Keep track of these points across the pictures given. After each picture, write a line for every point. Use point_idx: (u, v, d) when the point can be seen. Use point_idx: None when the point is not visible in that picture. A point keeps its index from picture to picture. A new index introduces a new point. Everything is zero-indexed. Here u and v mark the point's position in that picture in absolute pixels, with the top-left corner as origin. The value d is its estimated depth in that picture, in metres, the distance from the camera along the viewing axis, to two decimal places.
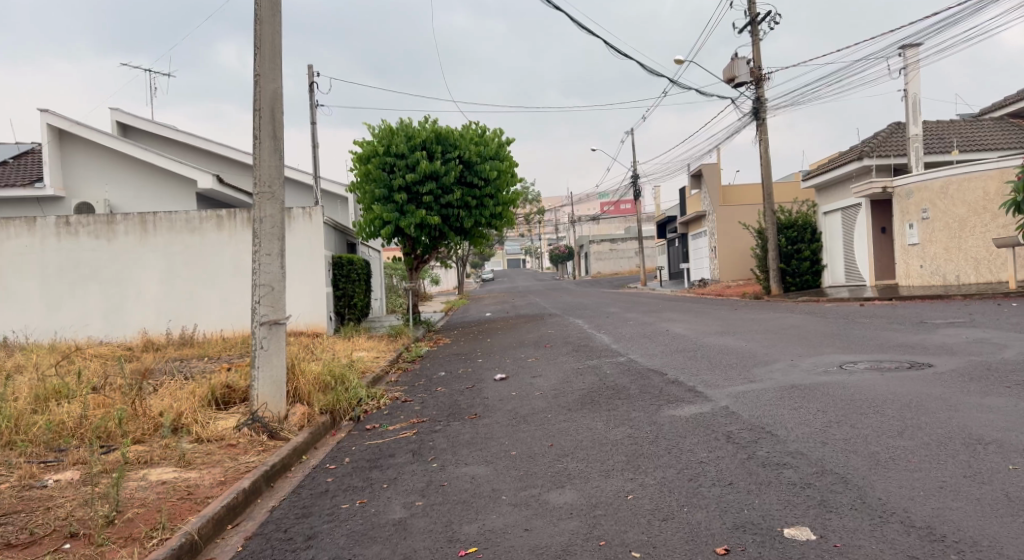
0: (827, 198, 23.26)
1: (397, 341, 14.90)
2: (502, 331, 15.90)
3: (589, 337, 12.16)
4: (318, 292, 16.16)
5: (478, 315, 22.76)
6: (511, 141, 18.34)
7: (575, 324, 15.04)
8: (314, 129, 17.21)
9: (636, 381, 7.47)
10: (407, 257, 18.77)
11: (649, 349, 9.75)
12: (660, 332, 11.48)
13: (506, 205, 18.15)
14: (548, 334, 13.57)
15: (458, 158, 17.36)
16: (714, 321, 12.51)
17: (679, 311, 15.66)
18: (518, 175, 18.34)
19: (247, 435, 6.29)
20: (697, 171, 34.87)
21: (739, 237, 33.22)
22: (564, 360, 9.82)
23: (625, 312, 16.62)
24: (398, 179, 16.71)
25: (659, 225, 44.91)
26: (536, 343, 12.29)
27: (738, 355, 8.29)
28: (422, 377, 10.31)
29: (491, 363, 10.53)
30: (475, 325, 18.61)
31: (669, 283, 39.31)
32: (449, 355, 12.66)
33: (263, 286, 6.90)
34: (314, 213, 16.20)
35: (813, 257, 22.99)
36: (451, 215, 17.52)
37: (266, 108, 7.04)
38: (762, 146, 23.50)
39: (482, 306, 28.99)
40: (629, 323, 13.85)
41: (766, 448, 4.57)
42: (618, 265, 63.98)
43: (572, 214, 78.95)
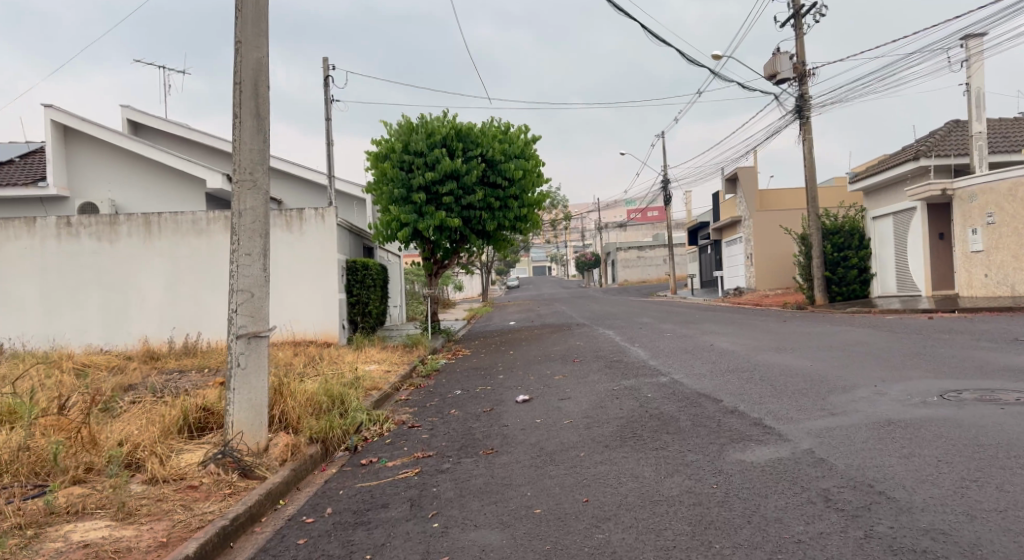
0: (877, 201, 21.73)
1: (414, 352, 13.78)
2: (528, 342, 14.75)
3: (624, 351, 10.95)
4: (330, 300, 15.13)
5: (503, 324, 21.60)
6: (537, 139, 17.19)
7: (607, 336, 13.82)
8: (328, 125, 16.20)
9: (686, 409, 6.25)
10: (426, 262, 17.67)
11: (695, 367, 8.53)
12: (704, 347, 10.23)
13: (531, 208, 16.97)
14: (578, 347, 12.38)
15: (480, 156, 16.25)
16: (764, 335, 11.22)
17: (720, 323, 14.36)
18: (544, 176, 17.16)
19: (213, 475, 5.15)
20: (731, 175, 33.46)
21: (776, 244, 31.71)
22: (598, 378, 8.63)
23: (661, 323, 15.38)
24: (416, 179, 15.64)
25: (691, 232, 43.46)
26: (564, 358, 11.10)
27: (805, 378, 7.04)
28: (437, 396, 9.18)
29: (515, 381, 9.37)
30: (499, 335, 17.46)
31: (701, 292, 37.83)
32: (468, 369, 11.52)
33: (242, 292, 5.79)
34: (327, 214, 15.17)
35: (860, 265, 21.55)
36: (473, 217, 16.39)
37: (248, 82, 5.94)
38: (805, 147, 22.10)
39: (507, 313, 27.90)
40: (666, 336, 12.62)
41: (887, 523, 3.31)
42: (646, 273, 62.51)
43: (600, 221, 77.65)
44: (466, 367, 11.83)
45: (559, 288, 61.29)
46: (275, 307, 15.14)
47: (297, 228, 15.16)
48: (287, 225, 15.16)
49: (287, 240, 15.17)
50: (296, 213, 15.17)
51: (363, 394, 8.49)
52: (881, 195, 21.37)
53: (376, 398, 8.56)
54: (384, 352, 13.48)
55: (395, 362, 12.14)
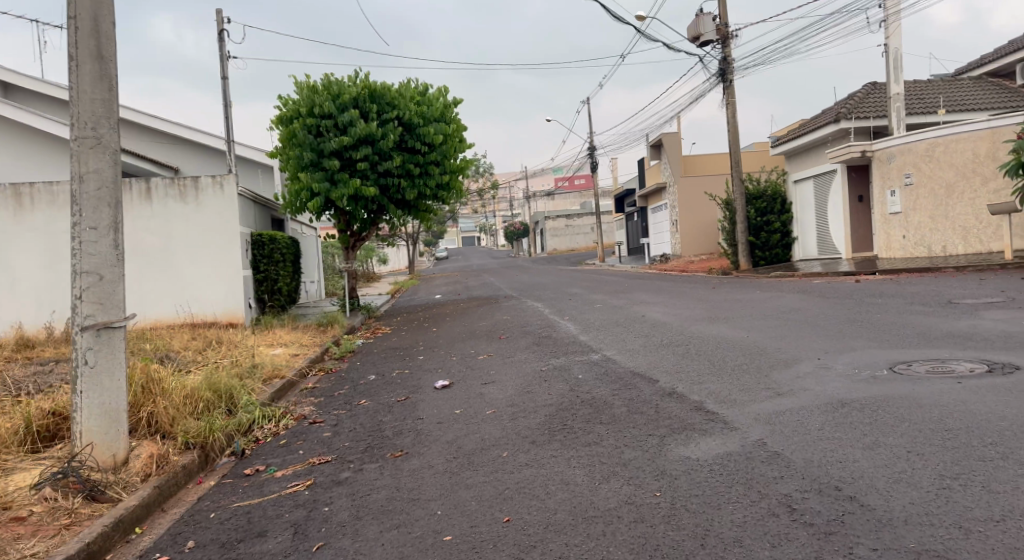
0: (799, 165, 21.77)
1: (328, 332, 12.77)
2: (450, 317, 13.94)
3: (551, 326, 10.30)
4: (234, 277, 13.92)
5: (426, 298, 20.69)
6: (457, 101, 16.22)
7: (534, 308, 13.15)
8: (225, 85, 14.76)
9: (620, 393, 5.62)
10: (342, 234, 16.54)
11: (627, 342, 7.93)
12: (635, 319, 9.66)
13: (453, 175, 16.04)
14: (504, 322, 11.66)
15: (397, 119, 15.17)
16: (696, 304, 10.77)
17: (650, 292, 13.90)
18: (466, 141, 16.24)
19: (47, 501, 4.18)
20: (657, 142, 33.28)
21: (701, 210, 31.80)
22: (522, 358, 7.93)
23: (589, 293, 14.82)
24: (326, 144, 14.45)
25: (617, 200, 43.30)
26: (488, 335, 10.36)
27: (744, 352, 6.50)
28: (348, 383, 8.31)
29: (434, 363, 8.58)
30: (421, 310, 16.60)
31: (628, 260, 37.78)
32: (386, 350, 10.67)
33: (88, 275, 4.79)
34: (227, 183, 13.90)
35: (783, 229, 21.62)
36: (390, 185, 15.34)
37: (86, 18, 4.84)
38: (729, 111, 21.88)
39: (433, 286, 27.02)
40: (595, 307, 12.05)
41: (867, 544, 2.71)
42: (574, 241, 62.45)
43: (527, 190, 77.07)
44: (383, 347, 10.95)
45: (488, 259, 60.51)
46: (172, 287, 13.84)
47: (192, 199, 13.81)
48: (181, 196, 13.78)
49: (182, 212, 13.80)
50: (191, 182, 13.79)
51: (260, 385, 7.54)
52: (804, 158, 21.40)
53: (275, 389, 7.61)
54: (294, 333, 12.44)
55: (304, 344, 11.14)
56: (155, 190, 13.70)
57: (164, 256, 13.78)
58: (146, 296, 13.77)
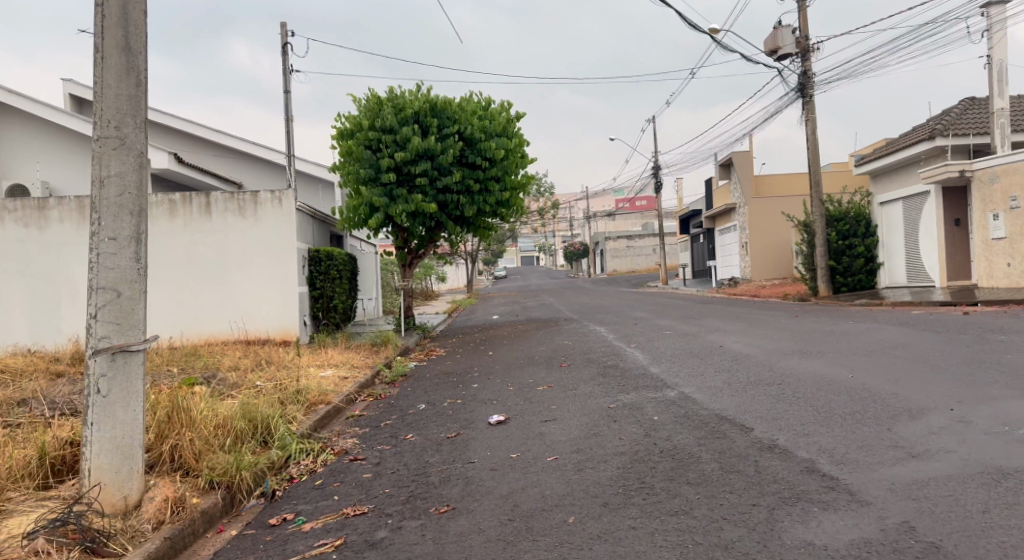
0: (885, 186, 20.34)
1: (382, 353, 12.26)
2: (509, 340, 13.25)
3: (619, 354, 9.46)
4: (289, 295, 13.55)
5: (485, 318, 20.08)
6: (521, 116, 15.61)
7: (598, 333, 12.33)
8: (287, 98, 14.51)
9: (708, 443, 4.77)
10: (400, 251, 16.07)
11: (708, 377, 7.05)
12: (714, 349, 8.74)
13: (514, 191, 15.40)
14: (567, 347, 10.89)
15: (458, 134, 14.65)
16: (779, 334, 9.78)
17: (724, 319, 12.92)
18: (529, 157, 15.60)
19: (38, 556, 3.61)
20: (726, 161, 32.03)
21: (773, 233, 30.34)
22: (588, 390, 7.14)
23: (657, 318, 13.92)
24: (385, 158, 14.01)
25: (682, 220, 42.02)
26: (550, 361, 9.59)
27: (852, 396, 5.58)
28: (396, 412, 7.64)
29: (490, 392, 7.86)
30: (479, 331, 15.97)
31: (693, 283, 36.44)
32: (440, 374, 10.01)
33: (105, 290, 4.24)
34: (285, 197, 13.58)
35: (867, 254, 20.26)
36: (449, 202, 14.80)
37: (114, 4, 4.32)
38: (808, 128, 20.64)
39: (491, 306, 26.38)
40: (665, 334, 11.15)
41: None
42: (636, 263, 61.12)
43: (588, 211, 76.11)
44: (437, 371, 10.31)
45: (548, 279, 59.78)
46: (228, 303, 13.55)
47: (250, 213, 13.53)
48: (239, 211, 13.52)
49: (240, 227, 13.53)
50: (249, 197, 13.52)
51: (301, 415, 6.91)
52: (891, 178, 19.96)
53: (317, 419, 6.97)
54: (347, 352, 11.98)
55: (355, 366, 10.61)
56: (214, 205, 13.48)
57: (221, 271, 13.52)
58: (202, 312, 13.53)
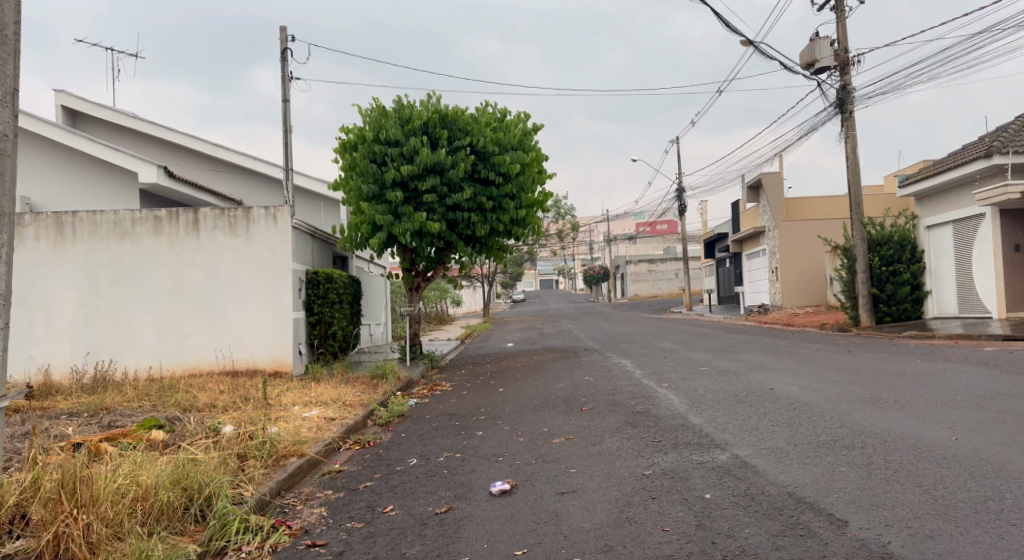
0: (932, 208, 18.87)
1: (382, 387, 11.02)
2: (524, 373, 11.96)
3: (650, 396, 8.10)
4: (282, 321, 12.33)
5: (500, 346, 18.78)
6: (538, 128, 14.40)
7: (622, 367, 10.99)
8: (286, 107, 13.40)
9: (793, 547, 3.41)
10: (406, 274, 14.84)
11: (765, 433, 5.69)
12: (765, 394, 7.38)
13: (530, 209, 14.13)
14: (590, 384, 9.55)
15: (470, 147, 13.48)
16: (837, 374, 8.39)
17: (765, 352, 11.53)
18: (547, 172, 14.37)
19: None
20: (755, 183, 30.67)
21: (805, 258, 28.81)
22: (616, 447, 5.78)
23: (688, 350, 12.57)
24: (390, 172, 12.82)
25: (706, 244, 40.57)
26: (569, 403, 8.27)
27: (971, 471, 4.21)
28: (383, 467, 6.32)
29: (496, 444, 6.53)
30: (492, 361, 14.68)
31: (720, 309, 34.89)
32: (441, 416, 8.69)
33: None
34: (281, 214, 12.44)
35: (913, 281, 18.84)
36: (459, 220, 13.55)
37: None
38: (847, 146, 19.22)
39: (506, 332, 25.06)
40: (700, 371, 9.78)
41: None
42: (657, 287, 59.54)
43: (609, 234, 74.69)
44: (440, 411, 9.02)
45: (566, 303, 58.42)
46: (214, 330, 12.31)
47: (243, 232, 12.39)
48: (230, 228, 12.39)
49: (231, 246, 12.38)
50: (241, 213, 12.42)
51: (256, 481, 5.55)
52: (939, 199, 18.49)
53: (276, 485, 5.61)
54: (343, 387, 10.77)
55: (347, 403, 9.35)
56: (203, 222, 12.36)
57: (208, 294, 12.31)
58: (186, 339, 12.27)
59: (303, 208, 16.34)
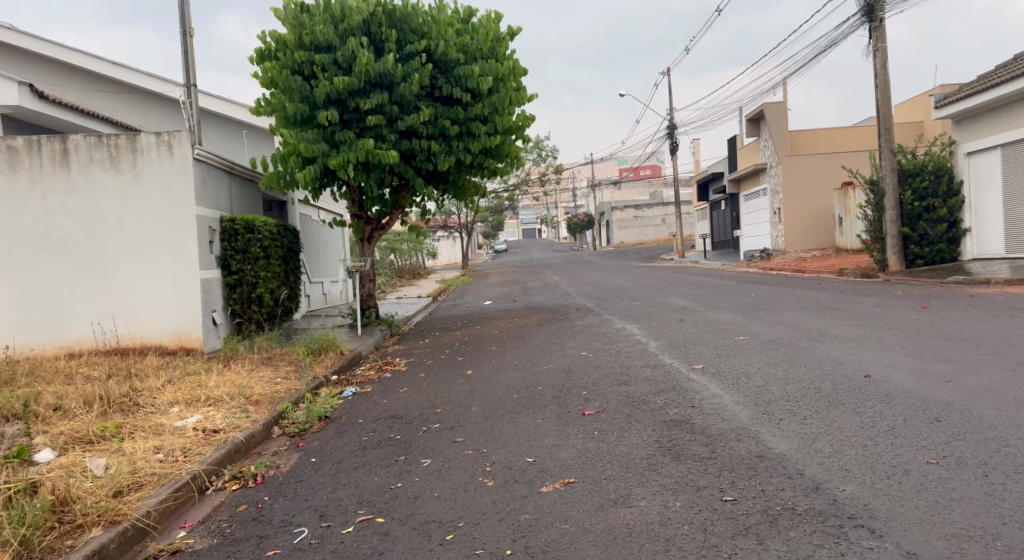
0: (975, 131, 16.15)
1: (311, 370, 8.36)
2: (503, 344, 9.36)
3: (681, 391, 5.48)
4: (186, 284, 9.59)
5: (476, 305, 16.11)
6: (514, 34, 11.45)
7: (630, 336, 8.38)
8: (185, 6, 10.39)
9: None
10: (356, 220, 11.99)
11: (936, 492, 3.09)
12: (866, 389, 4.78)
13: (506, 137, 11.25)
14: (588, 366, 6.93)
15: (426, 54, 10.56)
16: (949, 348, 5.80)
17: (810, 311, 8.96)
18: (526, 89, 11.46)
19: None
20: (756, 115, 27.82)
21: (813, 197, 26.24)
22: (659, 521, 3.15)
23: (706, 310, 9.98)
24: (321, 86, 9.92)
25: (699, 186, 37.80)
26: (562, 401, 5.64)
27: None
28: (250, 546, 3.67)
29: (447, 496, 3.89)
30: (464, 325, 12.08)
31: (715, 255, 32.39)
32: (378, 419, 6.03)
33: None
34: (177, 142, 9.57)
35: (950, 218, 16.28)
36: (416, 150, 10.69)
37: None
38: (877, 60, 16.41)
39: (484, 287, 22.37)
40: (739, 341, 7.19)
41: None
42: (644, 234, 56.95)
43: (592, 181, 71.60)
44: (380, 410, 6.36)
45: (549, 252, 55.76)
46: (96, 296, 9.52)
47: (128, 167, 9.53)
48: (111, 162, 9.51)
49: (114, 186, 9.52)
50: (125, 142, 9.52)
51: None
52: (986, 121, 15.77)
53: None
54: (256, 374, 8.12)
55: (248, 403, 6.68)
56: (75, 153, 9.42)
57: (87, 250, 9.49)
58: (59, 310, 9.45)
59: (230, 142, 13.40)
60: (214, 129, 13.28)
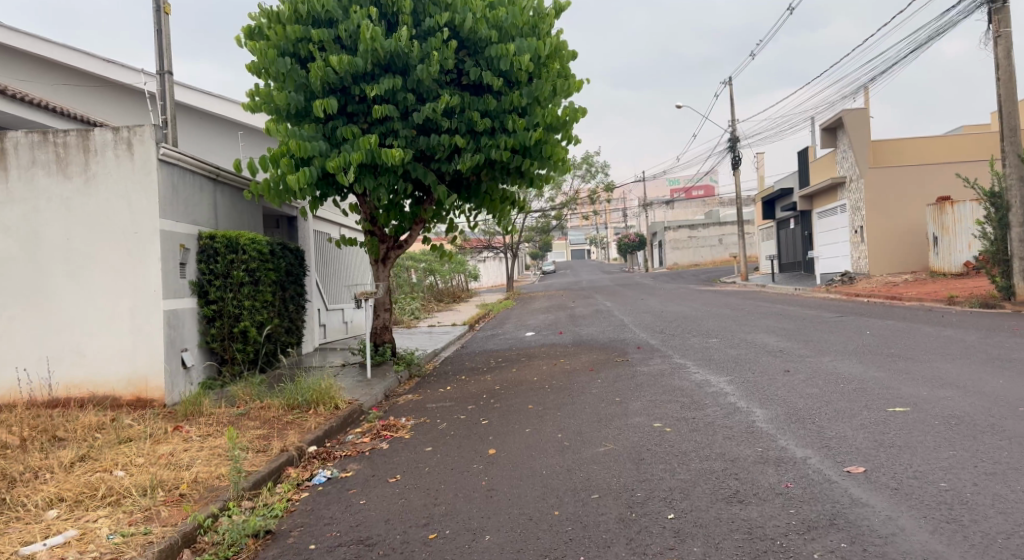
0: None
1: (283, 439, 6.16)
2: (544, 397, 7.06)
3: (850, 531, 3.11)
4: (145, 316, 7.58)
5: (515, 336, 13.85)
6: (562, 8, 9.27)
7: (721, 397, 5.98)
8: None
9: None
10: (369, 237, 9.91)
11: None
12: None
13: (548, 135, 9.03)
14: (671, 452, 4.57)
15: (450, 31, 8.47)
16: None
17: (973, 362, 6.42)
18: (575, 77, 9.22)
19: None
20: (833, 123, 25.05)
21: (900, 214, 23.34)
22: None
23: (816, 356, 7.50)
24: (317, 68, 7.89)
25: (764, 204, 34.94)
26: (636, 537, 3.32)
27: None
28: None
29: None
30: (498, 366, 9.82)
31: (784, 279, 29.47)
32: (334, 548, 3.78)
33: None
34: (138, 140, 7.60)
35: None
36: (437, 149, 8.58)
37: None
38: (999, 49, 13.66)
39: (529, 313, 20.04)
40: (896, 417, 4.75)
41: None
42: (700, 255, 53.94)
43: (645, 200, 68.76)
44: (346, 525, 4.12)
45: (599, 274, 53.13)
46: (35, 332, 7.58)
47: (78, 171, 7.60)
48: (59, 165, 7.60)
49: (62, 194, 7.61)
50: (75, 139, 7.60)
51: None
52: None
53: None
54: (208, 444, 5.99)
55: (167, 503, 4.51)
56: (15, 155, 7.55)
57: (28, 274, 7.59)
58: None
59: (219, 139, 12.54)
60: (200, 126, 12.45)
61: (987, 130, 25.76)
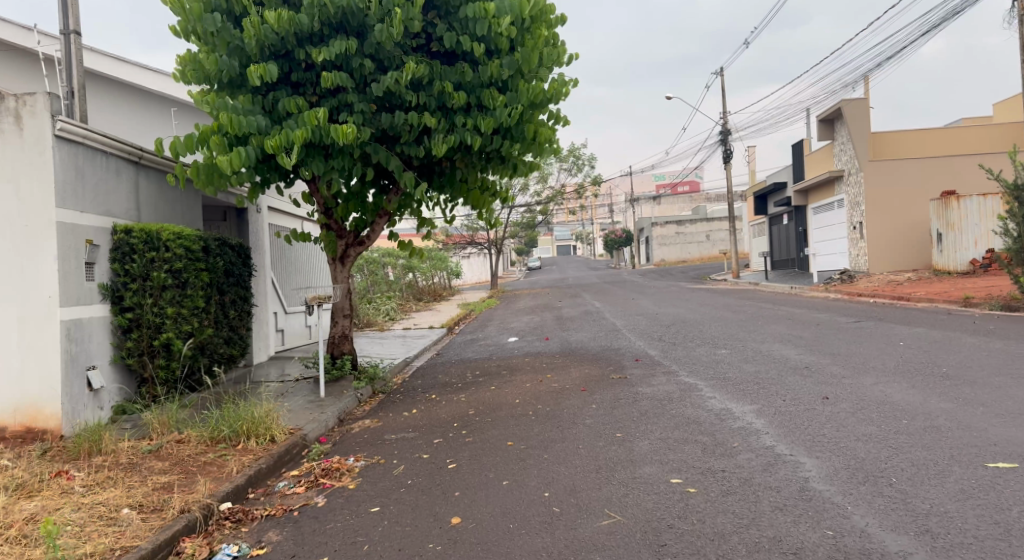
0: None
1: (189, 492, 4.80)
2: (526, 429, 5.74)
3: None
4: (37, 328, 6.17)
5: (496, 342, 12.51)
6: None
7: (751, 437, 4.69)
8: None
9: None
10: (326, 234, 8.51)
11: None
12: None
13: (533, 115, 7.67)
14: (705, 537, 3.26)
15: None
16: None
17: None
18: (565, 46, 7.85)
19: None
20: (831, 114, 23.89)
21: (902, 210, 22.24)
22: None
23: (854, 377, 6.20)
24: (254, 26, 6.52)
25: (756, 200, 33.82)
26: None
27: None
28: None
29: None
30: (473, 382, 8.50)
31: (779, 277, 28.36)
32: None
33: None
34: (27, 111, 6.17)
35: None
36: (401, 129, 7.21)
37: None
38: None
39: (513, 314, 18.71)
40: (1004, 480, 3.48)
41: None
42: (687, 251, 52.89)
43: (631, 196, 67.65)
44: None
45: (585, 271, 51.85)
46: None
47: None
48: None
49: None
50: None
51: None
52: None
53: None
54: (89, 502, 4.62)
55: None
56: None
57: None
58: None
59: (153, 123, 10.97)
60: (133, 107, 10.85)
61: (989, 122, 24.69)
